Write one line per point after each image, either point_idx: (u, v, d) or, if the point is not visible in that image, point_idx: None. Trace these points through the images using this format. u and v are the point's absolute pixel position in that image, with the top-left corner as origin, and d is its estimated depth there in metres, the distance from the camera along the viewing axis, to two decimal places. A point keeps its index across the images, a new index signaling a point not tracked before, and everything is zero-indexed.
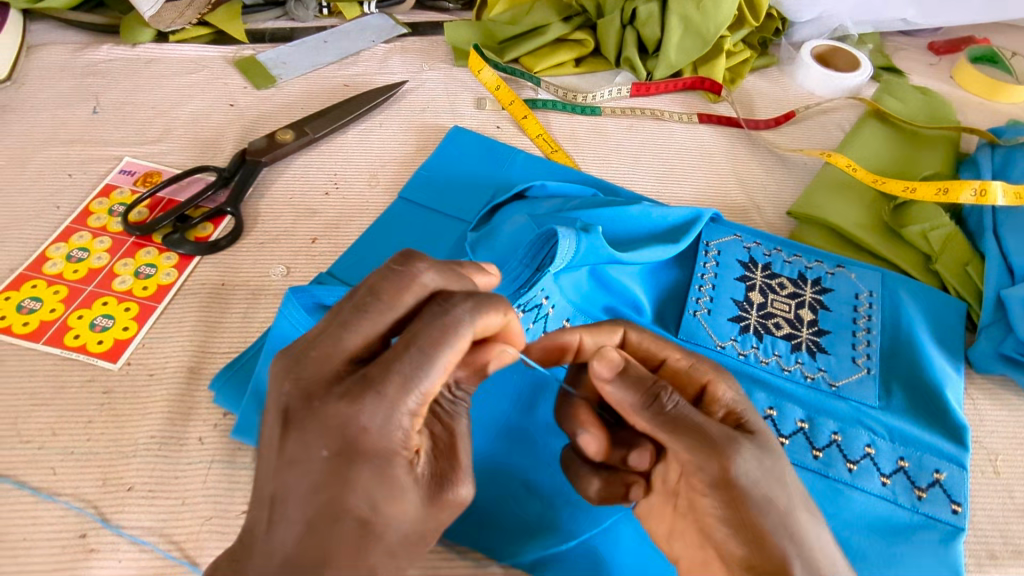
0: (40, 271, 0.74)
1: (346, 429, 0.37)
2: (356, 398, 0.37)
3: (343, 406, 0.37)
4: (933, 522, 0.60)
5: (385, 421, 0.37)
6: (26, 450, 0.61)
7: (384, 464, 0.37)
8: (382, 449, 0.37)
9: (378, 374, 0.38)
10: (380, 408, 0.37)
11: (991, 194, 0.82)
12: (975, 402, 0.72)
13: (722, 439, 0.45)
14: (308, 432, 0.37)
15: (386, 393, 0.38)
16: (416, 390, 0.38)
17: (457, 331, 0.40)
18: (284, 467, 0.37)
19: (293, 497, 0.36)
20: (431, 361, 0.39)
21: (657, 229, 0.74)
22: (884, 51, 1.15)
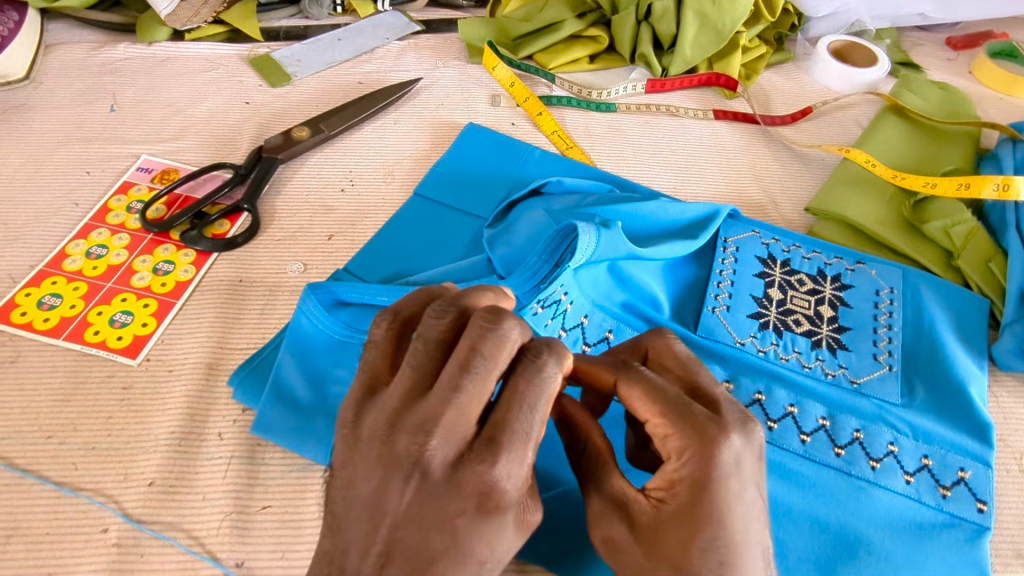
0: (60, 267, 0.75)
1: (475, 486, 0.36)
2: (483, 455, 0.37)
3: (472, 464, 0.37)
4: (958, 521, 0.59)
5: (511, 476, 0.37)
6: (48, 445, 0.62)
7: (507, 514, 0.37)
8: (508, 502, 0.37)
9: (496, 429, 0.38)
10: (507, 465, 0.37)
11: (1014, 189, 0.80)
12: (999, 400, 0.71)
13: (601, 509, 0.44)
14: (430, 486, 0.36)
15: (513, 453, 0.37)
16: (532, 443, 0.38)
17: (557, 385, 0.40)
18: (407, 524, 0.36)
19: (418, 555, 0.35)
20: (541, 415, 0.38)
21: (675, 226, 0.74)
22: (901, 46, 1.13)
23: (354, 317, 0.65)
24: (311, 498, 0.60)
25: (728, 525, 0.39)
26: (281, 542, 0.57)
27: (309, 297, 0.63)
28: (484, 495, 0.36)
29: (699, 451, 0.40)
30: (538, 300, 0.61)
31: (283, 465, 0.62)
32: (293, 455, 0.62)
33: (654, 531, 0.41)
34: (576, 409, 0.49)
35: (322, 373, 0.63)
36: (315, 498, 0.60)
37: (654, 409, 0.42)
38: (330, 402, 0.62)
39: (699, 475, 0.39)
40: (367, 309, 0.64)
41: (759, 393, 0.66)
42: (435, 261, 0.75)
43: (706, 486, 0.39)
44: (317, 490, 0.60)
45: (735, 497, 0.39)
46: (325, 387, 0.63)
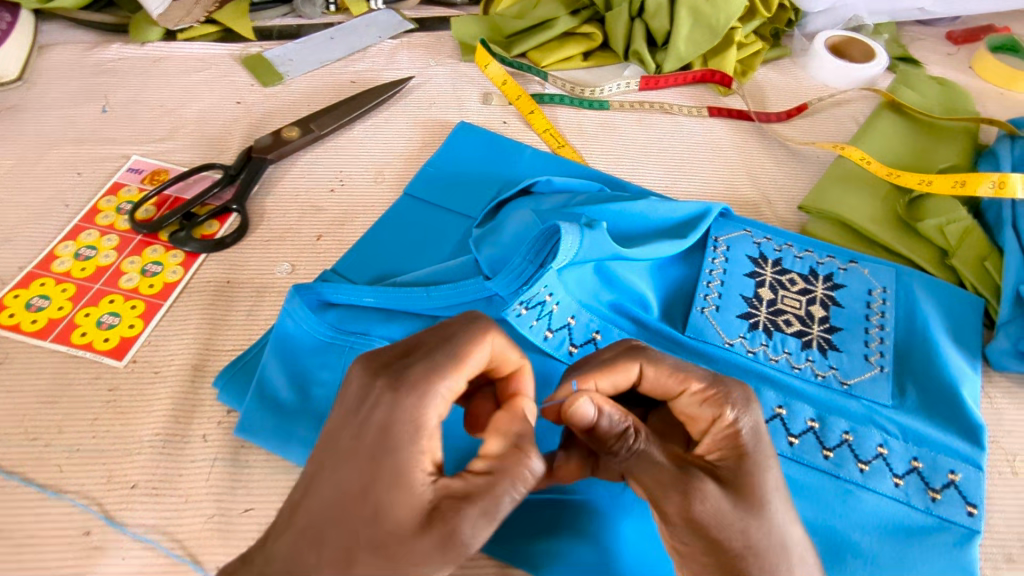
0: (49, 269, 0.75)
1: (379, 410, 0.40)
2: (394, 381, 0.41)
3: (381, 385, 0.42)
4: (948, 525, 0.58)
5: (407, 404, 0.40)
6: (33, 447, 0.62)
7: (402, 446, 0.39)
8: (407, 429, 0.40)
9: (414, 364, 0.42)
10: (412, 391, 0.41)
11: (1010, 186, 0.79)
12: (994, 401, 0.70)
13: (669, 476, 0.43)
14: (349, 405, 0.42)
15: (415, 382, 0.41)
16: (438, 384, 0.41)
17: (485, 337, 0.45)
18: (328, 441, 0.41)
19: (328, 471, 0.39)
20: (459, 356, 0.43)
21: (663, 226, 0.73)
22: (901, 41, 1.12)
23: (342, 319, 0.64)
24: None
25: (779, 472, 0.44)
26: None
27: (295, 298, 0.63)
28: (384, 417, 0.40)
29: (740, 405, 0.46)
30: (522, 302, 0.60)
31: (267, 467, 0.62)
32: (276, 457, 0.62)
33: (732, 476, 0.43)
34: (603, 401, 0.46)
35: (307, 374, 0.63)
36: None
37: (695, 377, 0.48)
38: (315, 404, 0.62)
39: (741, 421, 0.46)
40: (358, 311, 0.65)
41: None
42: (422, 262, 0.75)
43: (755, 444, 0.45)
44: None
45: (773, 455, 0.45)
46: (309, 388, 0.63)
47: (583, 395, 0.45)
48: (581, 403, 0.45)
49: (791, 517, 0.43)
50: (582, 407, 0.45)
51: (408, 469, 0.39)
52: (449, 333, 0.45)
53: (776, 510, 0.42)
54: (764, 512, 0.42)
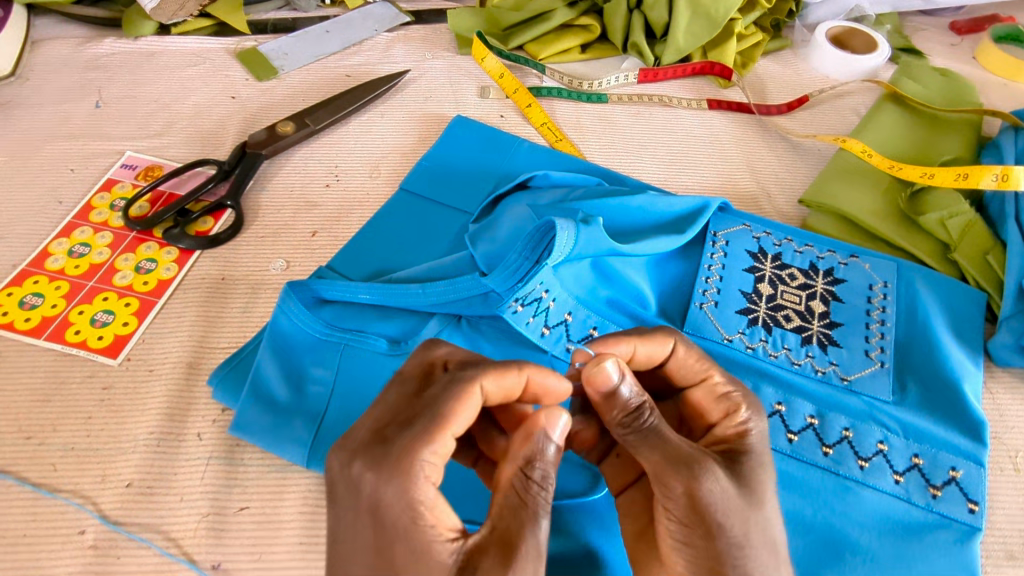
0: (42, 266, 0.74)
1: (367, 499, 0.39)
2: (373, 463, 0.40)
3: (363, 474, 0.40)
4: (949, 522, 0.58)
5: (397, 484, 0.39)
6: (26, 446, 0.62)
7: (412, 524, 0.38)
8: (402, 514, 0.38)
9: (391, 443, 0.40)
10: (393, 471, 0.39)
11: (1013, 179, 0.77)
12: (995, 396, 0.70)
13: (683, 458, 0.42)
14: (344, 506, 0.40)
15: (396, 458, 0.39)
16: (422, 453, 0.40)
17: (469, 389, 0.43)
18: (334, 549, 0.40)
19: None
20: (438, 415, 0.41)
21: (661, 220, 0.72)
22: (903, 31, 1.10)
23: (337, 317, 0.65)
24: (289, 502, 0.60)
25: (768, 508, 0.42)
26: (257, 543, 0.57)
27: (290, 295, 0.63)
28: (380, 508, 0.39)
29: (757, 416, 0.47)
30: (517, 298, 0.60)
31: (261, 466, 0.61)
32: (271, 456, 0.61)
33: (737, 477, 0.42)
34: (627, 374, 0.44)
35: (302, 372, 0.62)
36: (293, 503, 0.59)
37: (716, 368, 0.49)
38: (309, 403, 0.61)
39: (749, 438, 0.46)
40: (355, 310, 0.65)
41: None
42: (418, 258, 0.74)
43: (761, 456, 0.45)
44: (296, 495, 0.60)
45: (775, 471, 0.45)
46: (304, 386, 0.62)
47: (613, 358, 0.44)
48: (607, 367, 0.43)
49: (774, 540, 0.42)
50: (609, 369, 0.43)
51: (422, 548, 0.37)
52: (430, 397, 0.43)
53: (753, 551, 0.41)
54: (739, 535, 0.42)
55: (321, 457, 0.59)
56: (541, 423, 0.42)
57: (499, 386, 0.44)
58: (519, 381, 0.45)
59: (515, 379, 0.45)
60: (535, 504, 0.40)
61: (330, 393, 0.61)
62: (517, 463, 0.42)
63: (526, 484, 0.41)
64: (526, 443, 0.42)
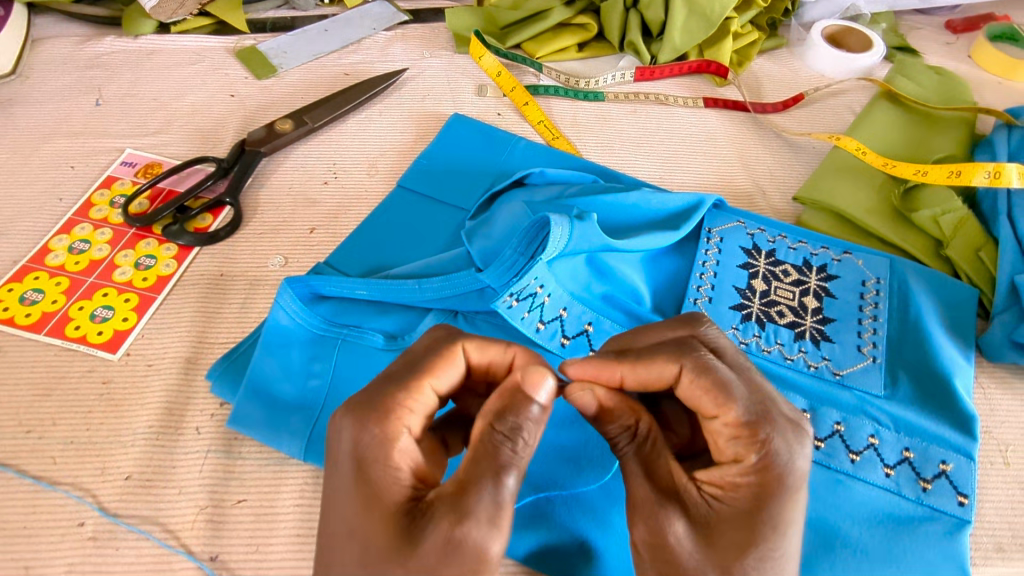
0: (42, 262, 0.75)
1: (345, 445, 0.41)
2: (354, 412, 0.42)
3: (345, 421, 0.42)
4: (939, 514, 0.58)
5: (371, 431, 0.41)
6: (27, 440, 0.63)
7: (381, 470, 0.40)
8: (373, 458, 0.40)
9: (373, 392, 0.43)
10: (371, 419, 0.41)
11: (1006, 176, 0.78)
12: (986, 391, 0.70)
13: (651, 504, 0.44)
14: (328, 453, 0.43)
15: (376, 408, 0.42)
16: (398, 399, 0.43)
17: (452, 350, 0.46)
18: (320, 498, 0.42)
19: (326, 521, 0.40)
20: (421, 370, 0.45)
21: (656, 217, 0.73)
22: (899, 30, 1.11)
23: (335, 312, 0.65)
24: (286, 495, 0.60)
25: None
26: (253, 535, 0.58)
27: (288, 290, 0.63)
28: (354, 452, 0.41)
29: (773, 462, 0.41)
30: (512, 293, 0.61)
31: (259, 459, 0.62)
32: (269, 449, 0.62)
33: (703, 530, 0.41)
34: (610, 395, 0.47)
35: (299, 367, 0.63)
36: (290, 496, 0.60)
37: (734, 403, 0.43)
38: (307, 396, 0.62)
39: (756, 489, 0.41)
40: (352, 305, 0.66)
41: None
42: (415, 254, 0.75)
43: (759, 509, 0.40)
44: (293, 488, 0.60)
45: (784, 526, 0.40)
46: (301, 380, 0.63)
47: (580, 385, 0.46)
48: (575, 395, 0.46)
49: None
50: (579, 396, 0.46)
51: (387, 490, 0.39)
52: (417, 356, 0.46)
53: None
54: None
55: (318, 450, 0.60)
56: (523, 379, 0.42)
57: (485, 355, 0.47)
58: (505, 359, 0.47)
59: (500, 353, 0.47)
60: (500, 458, 0.40)
61: (328, 387, 0.62)
62: (489, 416, 0.42)
63: (494, 435, 0.41)
64: (500, 399, 0.42)
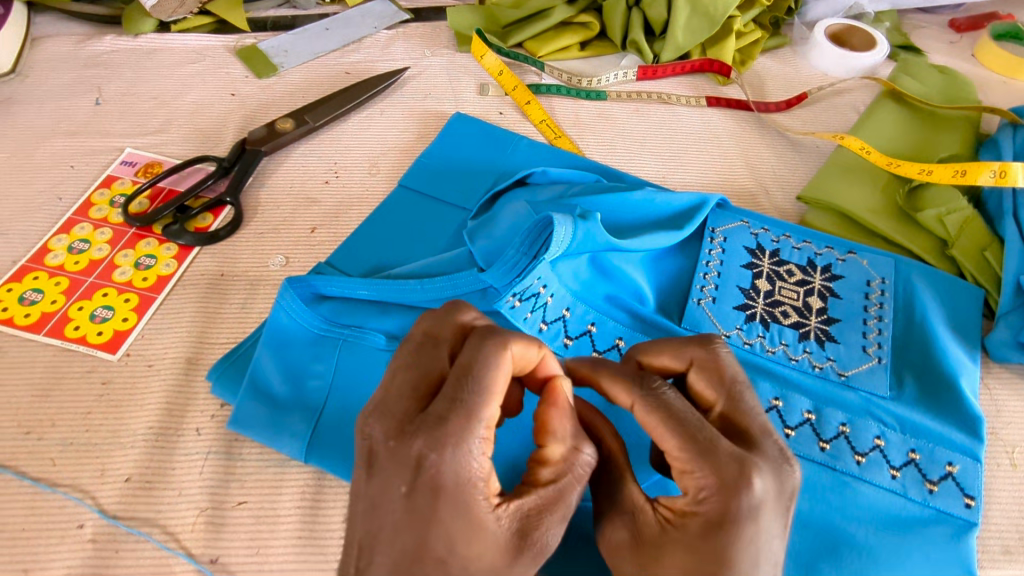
0: (42, 262, 0.75)
1: (424, 474, 0.37)
2: (433, 437, 0.38)
3: (417, 447, 0.38)
4: (945, 517, 0.58)
5: (456, 460, 0.37)
6: (25, 441, 0.62)
7: (464, 502, 0.38)
8: (462, 486, 0.38)
9: (447, 414, 0.39)
10: (456, 446, 0.38)
11: (1012, 175, 0.78)
12: (992, 392, 0.70)
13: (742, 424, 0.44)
14: (385, 475, 0.38)
15: (455, 436, 0.38)
16: (479, 429, 0.39)
17: (505, 354, 0.41)
18: (371, 521, 0.38)
19: (387, 544, 0.37)
20: (488, 385, 0.40)
21: (659, 216, 0.72)
22: (902, 29, 1.10)
23: (335, 312, 0.64)
24: (286, 496, 0.60)
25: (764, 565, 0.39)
26: (255, 537, 0.58)
27: (288, 291, 0.63)
28: (434, 482, 0.37)
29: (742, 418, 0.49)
30: (515, 293, 0.60)
31: (260, 460, 0.62)
32: (269, 451, 0.62)
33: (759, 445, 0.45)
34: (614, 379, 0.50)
35: (300, 368, 0.63)
36: (291, 497, 0.60)
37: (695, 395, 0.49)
38: (308, 397, 0.61)
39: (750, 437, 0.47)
40: (351, 304, 0.65)
41: None
42: (417, 254, 0.74)
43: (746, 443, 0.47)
44: (294, 488, 0.60)
45: None
46: (303, 381, 0.62)
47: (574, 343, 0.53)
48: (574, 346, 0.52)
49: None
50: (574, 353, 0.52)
51: (475, 519, 0.38)
52: (466, 362, 0.41)
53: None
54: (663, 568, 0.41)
55: (320, 449, 0.59)
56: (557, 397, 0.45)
57: (524, 353, 0.43)
58: (538, 358, 0.45)
59: (535, 355, 0.44)
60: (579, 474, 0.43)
61: (329, 388, 0.61)
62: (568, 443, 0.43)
63: (578, 458, 0.43)
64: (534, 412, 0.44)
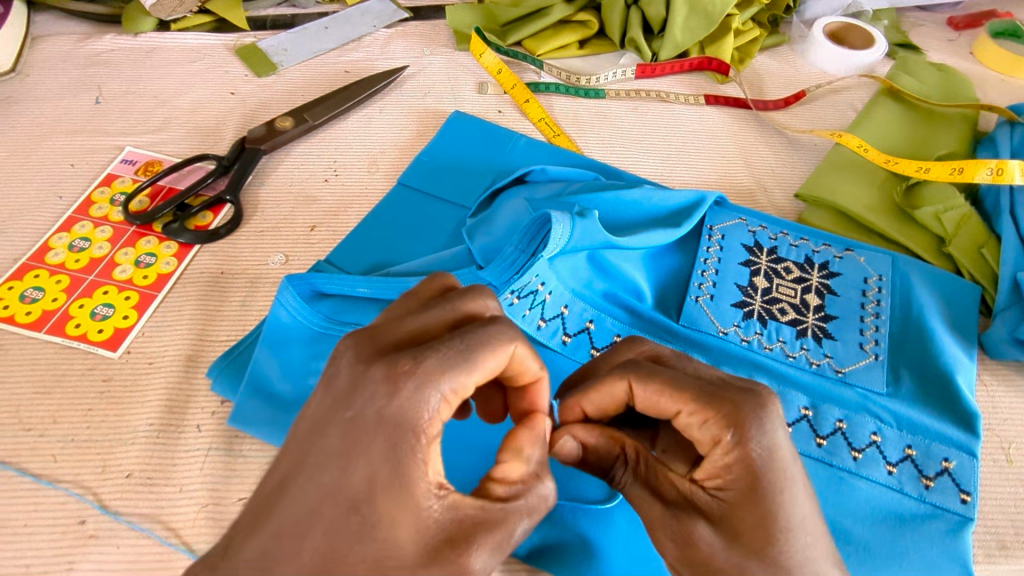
0: (43, 260, 0.75)
1: (370, 409, 0.35)
2: (394, 378, 0.36)
3: (377, 382, 0.36)
4: (941, 512, 0.58)
5: (413, 406, 0.35)
6: (27, 438, 0.62)
7: (400, 458, 0.35)
8: (406, 438, 0.35)
9: (417, 359, 0.37)
10: (416, 395, 0.35)
11: (1008, 173, 0.78)
12: (989, 389, 0.70)
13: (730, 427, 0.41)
14: (337, 399, 0.36)
15: (420, 385, 0.36)
16: (445, 387, 0.36)
17: (508, 341, 0.39)
18: (309, 440, 0.36)
19: (310, 476, 0.34)
20: (474, 358, 0.37)
21: (657, 214, 0.72)
22: (901, 27, 1.10)
23: (334, 309, 0.65)
24: None
25: (807, 498, 0.40)
26: None
27: (288, 289, 0.63)
28: (381, 420, 0.35)
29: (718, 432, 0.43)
30: (513, 292, 0.61)
31: (260, 457, 0.62)
32: (270, 448, 0.62)
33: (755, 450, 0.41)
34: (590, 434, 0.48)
35: (299, 365, 0.63)
36: None
37: (687, 396, 0.43)
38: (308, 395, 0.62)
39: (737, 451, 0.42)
40: (350, 302, 0.65)
41: None
42: (416, 252, 0.74)
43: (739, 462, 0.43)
44: None
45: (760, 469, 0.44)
46: (303, 379, 0.62)
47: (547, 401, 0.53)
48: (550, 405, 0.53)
49: (809, 545, 0.39)
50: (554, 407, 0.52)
51: (407, 484, 0.35)
52: (466, 330, 0.39)
53: (788, 542, 0.39)
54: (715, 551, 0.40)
55: None
56: (544, 426, 0.43)
57: (529, 352, 0.41)
58: (536, 371, 0.44)
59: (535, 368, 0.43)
60: (531, 507, 0.39)
61: None
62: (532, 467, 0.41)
63: (535, 484, 0.40)
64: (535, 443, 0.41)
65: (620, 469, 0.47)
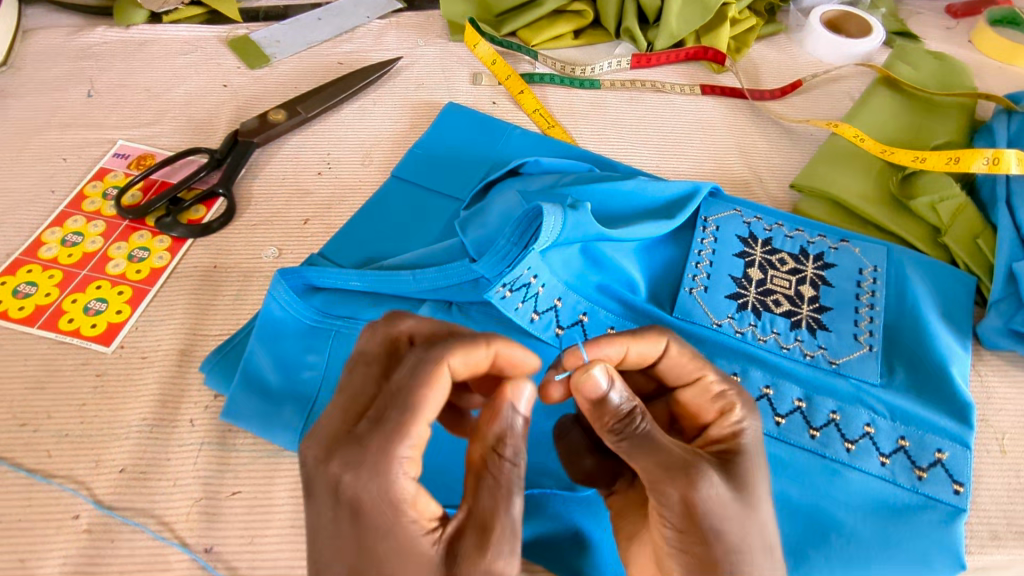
0: (35, 255, 0.75)
1: (344, 498, 0.38)
2: (349, 463, 0.38)
3: (336, 473, 0.38)
4: (934, 503, 0.58)
5: (378, 485, 0.38)
6: (21, 433, 0.63)
7: (391, 526, 0.38)
8: (383, 508, 0.38)
9: (365, 436, 0.39)
10: (373, 470, 0.38)
11: (1005, 162, 0.78)
12: (983, 378, 0.70)
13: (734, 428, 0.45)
14: (317, 501, 0.39)
15: (375, 460, 0.38)
16: (399, 449, 0.38)
17: (438, 370, 0.41)
18: (314, 544, 0.39)
19: (329, 572, 0.39)
20: (415, 409, 0.39)
21: (652, 206, 0.72)
22: (899, 14, 1.09)
23: (327, 303, 0.65)
24: (280, 486, 0.60)
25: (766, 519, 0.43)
26: (249, 526, 0.58)
27: (280, 283, 0.62)
28: (357, 507, 0.38)
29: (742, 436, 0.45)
30: (505, 284, 0.60)
31: (253, 451, 0.62)
32: (263, 442, 0.62)
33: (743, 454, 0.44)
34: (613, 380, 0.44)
35: (292, 359, 0.63)
36: (284, 486, 0.60)
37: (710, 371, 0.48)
38: (302, 388, 0.62)
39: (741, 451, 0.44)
40: (342, 295, 0.65)
41: (735, 374, 0.65)
42: (410, 244, 0.74)
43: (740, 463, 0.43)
44: (288, 476, 0.61)
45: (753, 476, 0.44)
46: (297, 373, 0.62)
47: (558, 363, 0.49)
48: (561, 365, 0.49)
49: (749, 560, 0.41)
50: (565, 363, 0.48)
51: (406, 545, 0.38)
52: (399, 381, 0.41)
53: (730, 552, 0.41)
54: (718, 507, 0.41)
55: None
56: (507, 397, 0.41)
57: (464, 359, 0.42)
58: (487, 357, 0.43)
59: (482, 355, 0.43)
60: (506, 484, 0.40)
61: (322, 379, 0.62)
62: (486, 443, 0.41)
63: (496, 460, 0.41)
64: (496, 420, 0.41)
65: (633, 421, 0.43)
